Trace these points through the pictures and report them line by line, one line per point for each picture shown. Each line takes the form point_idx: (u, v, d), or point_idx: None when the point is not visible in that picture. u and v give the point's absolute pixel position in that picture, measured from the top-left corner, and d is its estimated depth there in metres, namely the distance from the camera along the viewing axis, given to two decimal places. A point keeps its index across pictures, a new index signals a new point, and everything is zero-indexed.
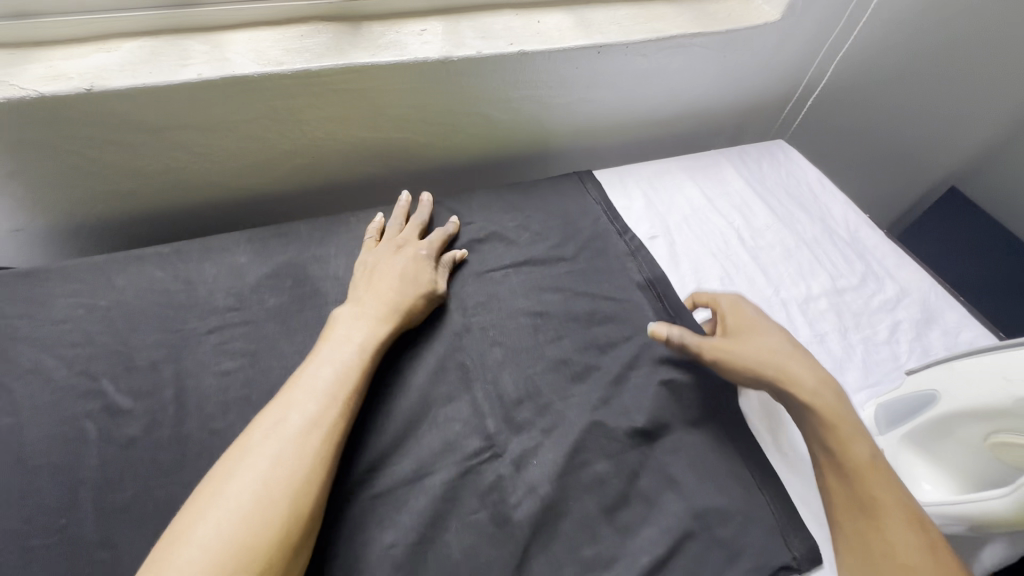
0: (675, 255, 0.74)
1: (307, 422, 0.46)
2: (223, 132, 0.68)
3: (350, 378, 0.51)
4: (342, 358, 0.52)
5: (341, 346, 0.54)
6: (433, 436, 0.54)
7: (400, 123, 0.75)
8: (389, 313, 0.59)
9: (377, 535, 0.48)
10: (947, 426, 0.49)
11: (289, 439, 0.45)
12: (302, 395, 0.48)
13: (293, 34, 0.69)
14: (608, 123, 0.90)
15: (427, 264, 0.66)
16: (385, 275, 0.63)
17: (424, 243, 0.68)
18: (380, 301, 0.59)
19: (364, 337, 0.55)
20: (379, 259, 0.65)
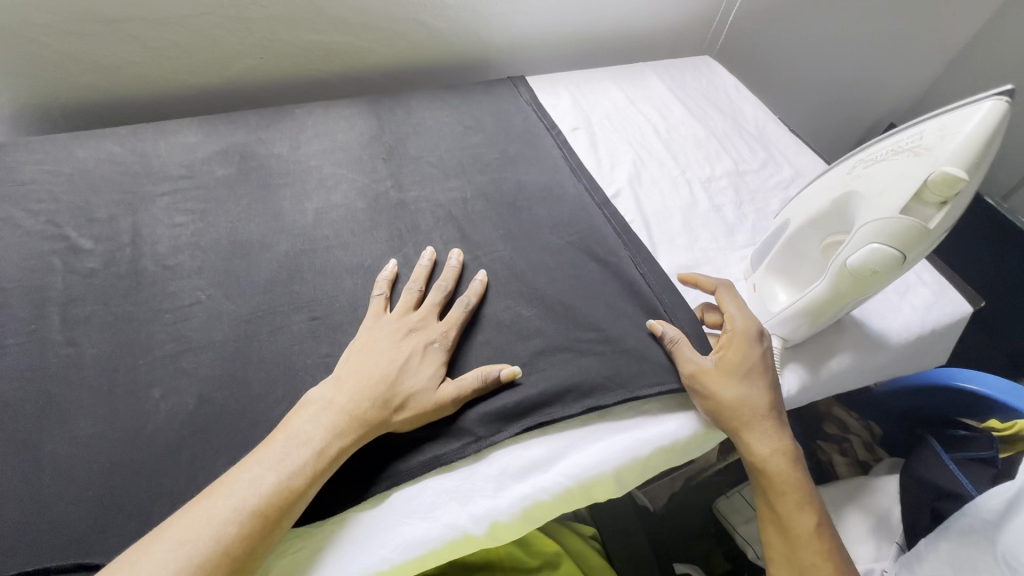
0: (594, 143, 0.82)
1: (226, 546, 0.39)
2: (174, 27, 0.74)
3: (291, 481, 0.43)
4: (286, 461, 0.44)
5: (295, 446, 0.45)
6: (363, 278, 0.61)
7: (340, 26, 0.81)
8: (364, 416, 0.47)
9: (311, 347, 0.55)
10: (795, 243, 0.57)
11: (200, 566, 0.38)
12: (224, 508, 0.40)
13: None
14: (542, 36, 0.96)
15: (436, 360, 0.52)
16: (380, 358, 0.51)
17: (440, 324, 0.55)
18: (359, 395, 0.48)
19: (325, 438, 0.45)
20: (381, 340, 0.53)
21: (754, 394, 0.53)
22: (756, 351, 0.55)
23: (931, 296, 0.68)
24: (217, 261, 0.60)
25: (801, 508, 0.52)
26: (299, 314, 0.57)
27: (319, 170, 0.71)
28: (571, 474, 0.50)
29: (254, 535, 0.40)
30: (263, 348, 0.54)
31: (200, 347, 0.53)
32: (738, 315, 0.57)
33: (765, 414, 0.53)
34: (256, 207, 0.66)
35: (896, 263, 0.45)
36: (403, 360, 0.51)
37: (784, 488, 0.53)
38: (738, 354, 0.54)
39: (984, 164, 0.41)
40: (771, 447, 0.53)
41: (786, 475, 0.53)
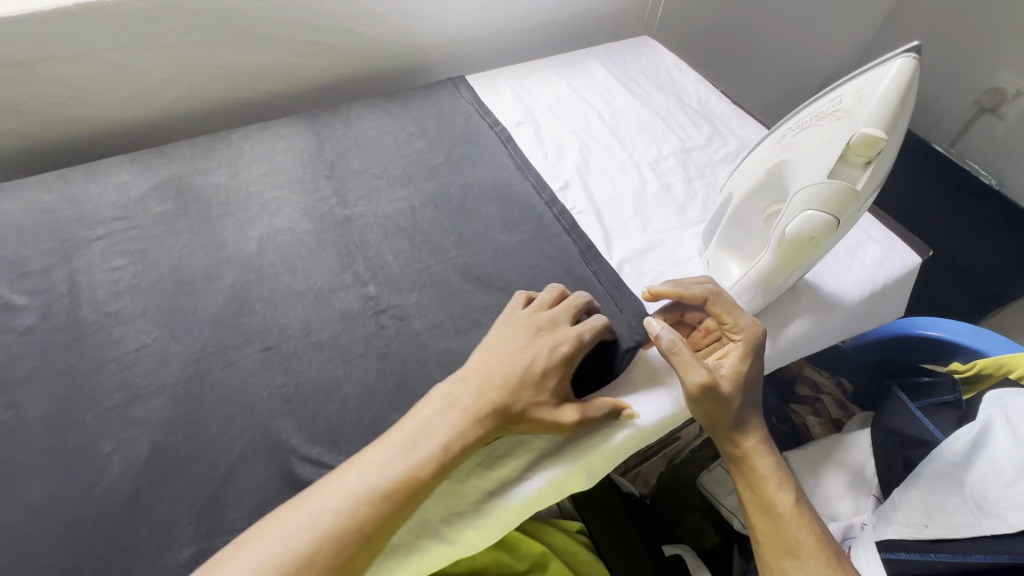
0: (540, 136, 0.81)
1: (349, 525, 0.41)
2: (93, 64, 0.71)
3: (417, 471, 0.44)
4: (416, 450, 0.45)
5: (422, 438, 0.46)
6: (316, 302, 0.60)
7: (269, 45, 0.80)
8: (482, 414, 0.47)
9: (268, 379, 0.53)
10: (740, 215, 0.57)
11: (325, 537, 0.40)
12: (351, 486, 0.42)
13: None
14: (478, 33, 0.95)
15: (557, 369, 0.50)
16: (505, 357, 0.50)
17: (572, 329, 0.53)
18: (484, 393, 0.48)
19: (450, 434, 0.46)
20: (513, 341, 0.52)
21: (743, 390, 0.53)
22: (755, 355, 0.54)
23: (879, 252, 0.69)
24: (161, 301, 0.58)
25: (783, 492, 0.53)
26: (252, 346, 0.56)
27: (260, 196, 0.69)
28: (537, 474, 0.50)
29: (382, 518, 0.42)
30: (218, 386, 0.53)
31: (150, 394, 0.52)
32: (740, 321, 0.54)
33: (748, 406, 0.54)
34: (197, 241, 0.64)
35: (831, 228, 0.45)
36: (522, 363, 0.50)
37: (764, 471, 0.53)
38: (738, 360, 0.53)
39: (901, 122, 0.42)
40: (749, 433, 0.54)
41: (766, 461, 0.54)
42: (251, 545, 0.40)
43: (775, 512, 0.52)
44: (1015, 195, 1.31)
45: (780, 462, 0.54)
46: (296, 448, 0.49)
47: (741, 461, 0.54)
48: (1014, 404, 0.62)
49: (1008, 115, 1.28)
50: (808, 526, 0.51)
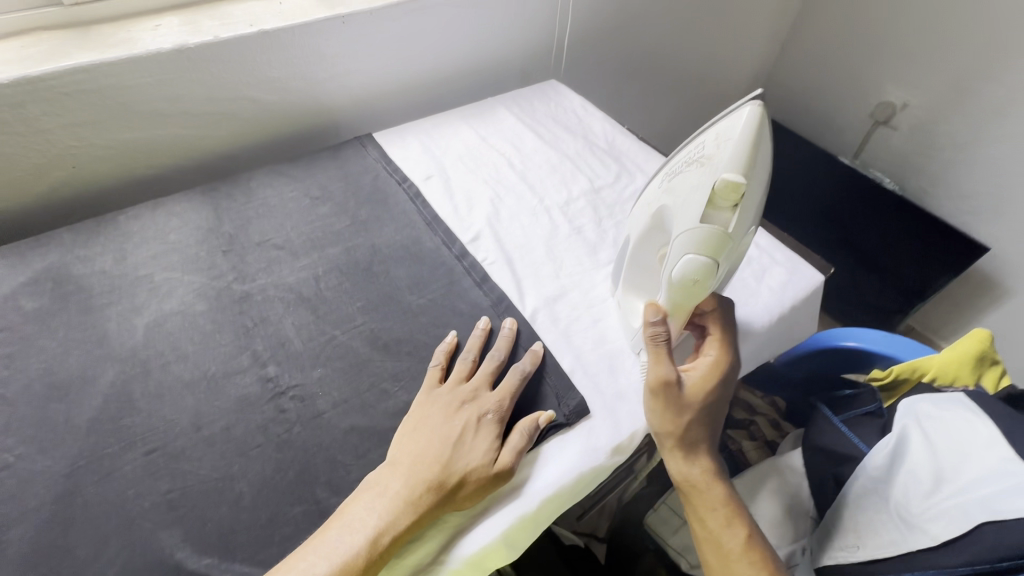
0: (449, 188, 0.81)
1: None
2: None
3: (355, 570, 0.42)
4: (339, 546, 0.43)
5: (350, 533, 0.44)
6: (209, 392, 0.55)
7: (159, 120, 0.77)
8: (418, 497, 0.46)
9: (152, 487, 0.49)
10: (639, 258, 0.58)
11: None
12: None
13: (12, 45, 0.69)
14: (384, 91, 0.95)
15: (489, 432, 0.51)
16: (434, 436, 0.50)
17: (493, 396, 0.54)
18: (414, 477, 0.47)
19: (381, 523, 0.44)
20: (437, 413, 0.52)
21: (703, 414, 0.54)
22: (724, 382, 0.55)
23: (778, 278, 0.71)
24: (31, 410, 0.53)
25: (733, 527, 0.53)
26: (135, 450, 0.51)
27: (149, 280, 0.65)
28: (454, 554, 0.47)
29: None
30: (94, 503, 0.47)
31: (9, 523, 0.46)
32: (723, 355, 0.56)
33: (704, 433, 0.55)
34: (76, 336, 0.59)
35: (712, 269, 0.45)
36: (451, 433, 0.50)
37: (711, 504, 0.53)
38: (706, 377, 0.54)
39: (760, 164, 0.43)
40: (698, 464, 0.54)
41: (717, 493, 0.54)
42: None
43: (723, 545, 0.52)
44: (917, 198, 1.40)
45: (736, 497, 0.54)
46: (182, 562, 0.45)
47: (691, 490, 0.54)
48: (924, 412, 0.63)
49: (899, 126, 1.38)
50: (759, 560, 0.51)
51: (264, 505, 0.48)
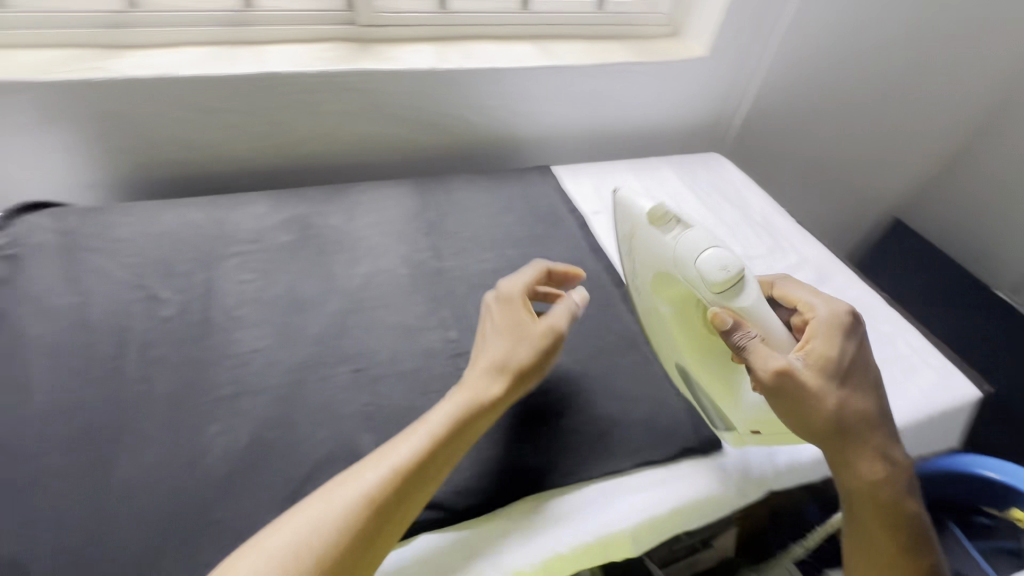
0: (613, 226, 0.90)
1: (365, 496, 0.44)
2: (256, 119, 0.87)
3: (387, 519, 0.44)
4: (413, 436, 0.48)
5: (420, 425, 0.50)
6: (404, 338, 0.67)
7: (397, 121, 0.95)
8: (469, 382, 0.52)
9: (355, 396, 0.60)
10: (666, 299, 0.63)
11: (343, 512, 0.43)
12: (293, 544, 0.41)
13: (318, 47, 0.90)
14: (567, 134, 1.08)
15: (516, 313, 0.56)
16: (477, 345, 0.56)
17: (509, 287, 0.59)
18: (467, 373, 0.54)
19: (439, 419, 0.50)
20: (493, 325, 0.56)
21: (845, 400, 0.52)
22: (848, 352, 0.54)
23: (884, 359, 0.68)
24: (276, 315, 0.67)
25: (901, 542, 0.52)
26: (346, 365, 0.63)
27: (367, 240, 0.80)
28: (588, 528, 0.53)
29: (392, 497, 0.45)
30: (314, 396, 0.59)
31: (254, 393, 0.59)
32: (836, 328, 0.54)
33: (872, 432, 0.53)
34: (313, 269, 0.74)
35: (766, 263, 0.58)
36: (487, 336, 0.55)
37: (874, 511, 0.52)
38: (826, 352, 0.53)
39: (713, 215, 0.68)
40: (856, 468, 0.52)
41: (893, 505, 0.52)
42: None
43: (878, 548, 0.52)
44: None
45: (908, 511, 0.53)
46: None
47: (859, 498, 0.52)
48: None
49: None
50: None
51: None
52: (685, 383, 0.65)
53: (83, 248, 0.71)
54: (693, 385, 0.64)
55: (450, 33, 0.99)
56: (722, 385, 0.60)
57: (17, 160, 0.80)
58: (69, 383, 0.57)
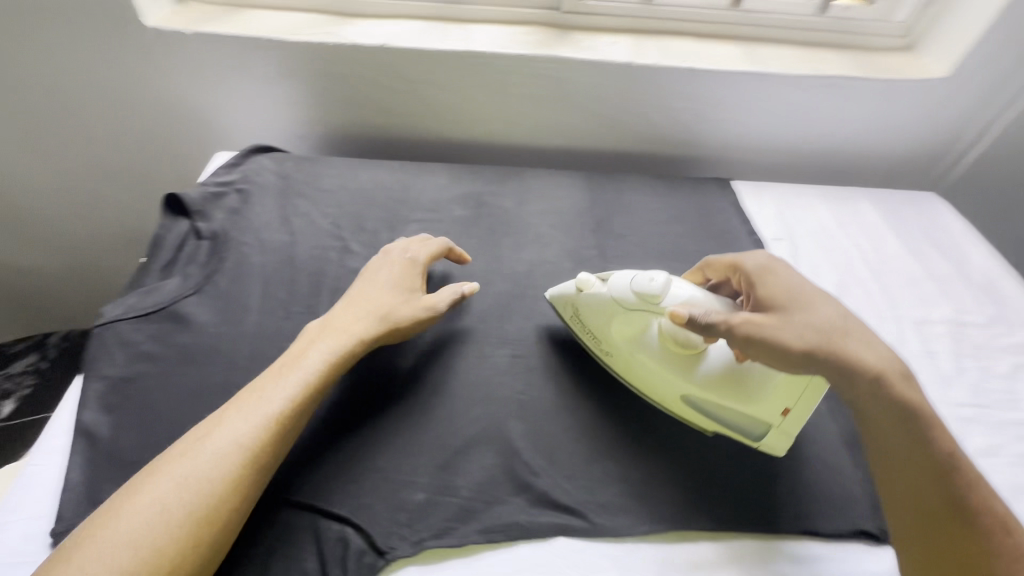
0: (796, 257, 0.81)
1: (260, 429, 0.48)
2: (451, 93, 0.91)
3: (252, 462, 0.47)
4: (302, 375, 0.53)
5: (321, 367, 0.54)
6: (563, 334, 0.67)
7: (579, 112, 0.93)
8: (373, 325, 0.59)
9: (511, 382, 0.61)
10: (619, 328, 0.59)
11: (235, 446, 0.47)
12: (157, 493, 0.44)
13: (520, 29, 0.92)
14: (753, 147, 0.99)
15: (412, 284, 0.64)
16: (373, 296, 0.61)
17: (402, 255, 0.67)
18: (368, 316, 0.59)
19: (317, 362, 0.54)
20: (387, 278, 0.63)
21: (829, 329, 0.52)
22: (799, 283, 0.56)
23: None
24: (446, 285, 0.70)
25: (920, 451, 0.47)
26: (504, 349, 0.64)
27: (535, 227, 0.81)
28: None
29: (278, 437, 0.49)
30: (473, 372, 0.61)
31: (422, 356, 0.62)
32: (775, 277, 0.57)
33: (839, 336, 0.51)
34: (482, 247, 0.76)
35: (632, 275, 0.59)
36: (389, 287, 0.62)
37: (906, 453, 0.48)
38: (777, 290, 0.56)
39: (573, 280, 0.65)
40: (875, 404, 0.49)
41: (888, 395, 0.49)
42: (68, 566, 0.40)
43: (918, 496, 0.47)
44: None
45: (913, 406, 0.49)
46: (519, 451, 0.55)
47: (857, 400, 0.50)
48: None
49: None
50: (949, 487, 0.46)
51: (585, 443, 0.57)
52: (701, 416, 0.57)
53: (296, 192, 0.81)
54: (708, 410, 0.57)
55: (651, 26, 0.95)
56: (729, 383, 0.55)
57: (254, 106, 0.92)
58: (275, 312, 0.65)
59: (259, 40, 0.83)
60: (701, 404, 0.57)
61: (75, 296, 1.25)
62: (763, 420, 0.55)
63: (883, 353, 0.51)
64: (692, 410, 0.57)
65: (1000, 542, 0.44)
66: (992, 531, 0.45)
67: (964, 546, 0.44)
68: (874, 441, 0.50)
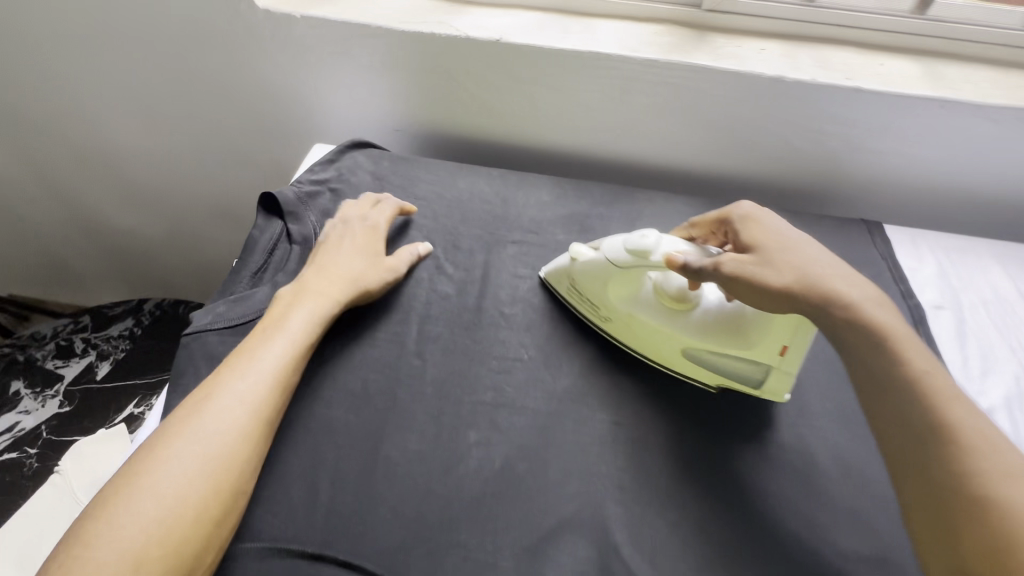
0: (963, 334, 0.67)
1: (262, 390, 0.51)
2: (563, 97, 0.81)
3: (253, 423, 0.49)
4: (288, 335, 0.55)
5: (305, 324, 0.57)
6: (673, 402, 0.58)
7: (706, 128, 0.82)
8: (343, 286, 0.61)
9: (610, 456, 0.53)
10: (618, 289, 0.60)
11: (240, 410, 0.49)
12: (162, 477, 0.45)
13: (649, 28, 0.80)
14: (911, 184, 0.83)
15: (366, 240, 0.67)
16: (340, 256, 0.64)
17: (353, 216, 0.69)
18: (338, 277, 0.62)
19: (301, 322, 0.57)
20: (357, 245, 0.66)
21: (803, 265, 0.52)
22: (776, 228, 0.56)
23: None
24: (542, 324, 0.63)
25: (891, 375, 0.45)
26: (605, 414, 0.57)
27: None
28: None
29: (279, 395, 0.52)
30: (568, 439, 0.54)
31: (513, 409, 0.56)
32: (761, 225, 0.57)
33: (820, 273, 0.51)
34: None
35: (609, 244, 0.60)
36: (352, 245, 0.65)
37: (895, 393, 0.45)
38: (754, 234, 0.56)
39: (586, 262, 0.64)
40: (858, 333, 0.48)
41: (858, 327, 0.48)
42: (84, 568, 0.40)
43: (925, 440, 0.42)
44: None
45: (892, 340, 0.47)
46: (618, 546, 0.48)
47: (831, 327, 0.49)
48: None
49: None
50: (932, 413, 0.43)
51: (694, 549, 0.48)
52: (704, 370, 0.59)
53: (390, 198, 0.76)
54: (710, 360, 0.58)
55: (806, 31, 0.80)
56: (725, 329, 0.57)
57: (353, 96, 0.87)
58: (362, 336, 0.61)
59: (367, 27, 0.77)
60: (702, 357, 0.58)
61: (170, 261, 1.30)
62: (761, 362, 0.56)
63: (854, 279, 0.51)
64: (693, 362, 0.59)
65: (984, 463, 0.40)
66: (978, 452, 0.41)
67: (958, 479, 0.40)
68: (865, 385, 0.47)
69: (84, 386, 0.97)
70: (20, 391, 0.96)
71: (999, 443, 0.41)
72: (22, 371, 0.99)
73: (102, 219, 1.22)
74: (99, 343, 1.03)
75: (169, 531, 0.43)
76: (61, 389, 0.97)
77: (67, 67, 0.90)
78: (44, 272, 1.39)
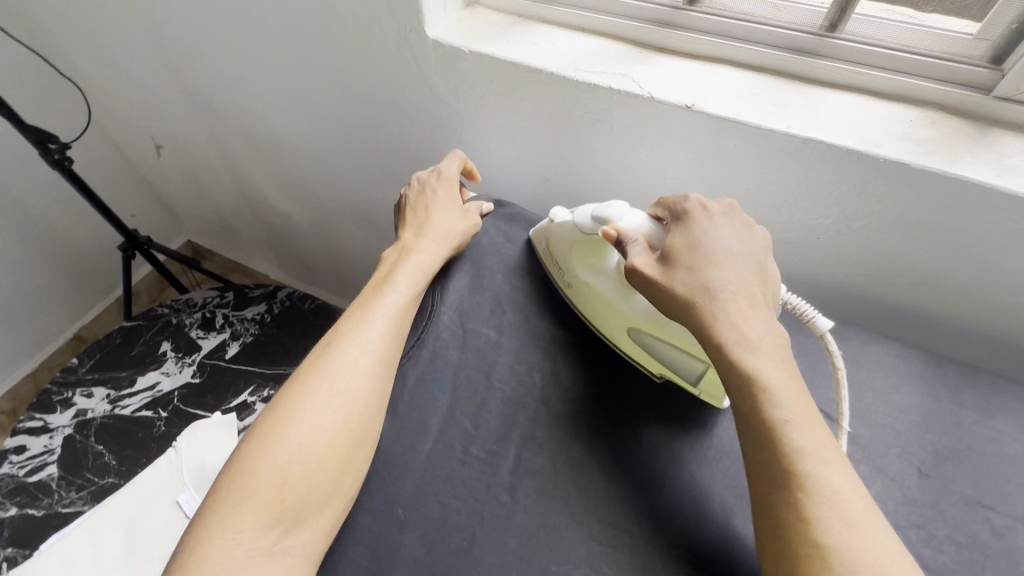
0: None
1: (384, 342, 0.55)
2: (757, 181, 0.66)
3: (373, 370, 0.53)
4: (400, 293, 0.59)
5: (412, 281, 0.61)
6: None
7: (952, 256, 0.61)
8: (444, 244, 0.65)
9: None
10: (584, 257, 0.60)
11: (369, 361, 0.53)
12: (294, 432, 0.49)
13: (899, 112, 0.61)
14: None
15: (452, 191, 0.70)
16: (429, 210, 0.67)
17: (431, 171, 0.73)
18: (434, 234, 0.65)
19: (410, 281, 0.60)
20: (442, 199, 0.69)
21: (708, 285, 0.48)
22: (706, 234, 0.51)
23: (825, 337, 0.55)
24: (669, 489, 0.50)
25: (756, 410, 0.43)
26: None
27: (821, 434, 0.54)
28: None
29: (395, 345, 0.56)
30: None
31: None
32: (695, 223, 0.52)
33: (723, 297, 0.47)
34: (735, 437, 0.54)
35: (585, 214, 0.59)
36: (442, 200, 0.68)
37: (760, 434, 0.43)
38: (683, 234, 0.52)
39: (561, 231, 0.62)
40: (743, 365, 0.45)
41: (731, 362, 0.45)
42: (243, 490, 0.46)
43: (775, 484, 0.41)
44: None
45: (769, 377, 0.44)
46: None
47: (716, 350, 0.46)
48: None
49: None
50: (789, 460, 0.41)
51: None
52: (650, 358, 0.57)
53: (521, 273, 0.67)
54: (655, 347, 0.56)
55: None
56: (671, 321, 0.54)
57: (507, 136, 0.79)
58: (452, 446, 0.53)
59: (537, 71, 0.68)
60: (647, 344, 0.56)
61: (313, 247, 1.37)
62: (699, 359, 0.53)
63: (770, 324, 0.47)
64: (638, 347, 0.57)
65: (826, 514, 0.38)
66: (823, 501, 0.39)
67: (806, 532, 0.38)
68: (741, 423, 0.44)
69: (214, 361, 1.05)
70: (167, 352, 1.07)
71: (855, 502, 0.39)
72: (172, 334, 1.10)
73: (262, 199, 1.31)
74: (236, 322, 1.11)
75: (322, 464, 0.48)
76: (197, 358, 1.06)
77: (252, 66, 0.93)
78: (216, 229, 1.56)
